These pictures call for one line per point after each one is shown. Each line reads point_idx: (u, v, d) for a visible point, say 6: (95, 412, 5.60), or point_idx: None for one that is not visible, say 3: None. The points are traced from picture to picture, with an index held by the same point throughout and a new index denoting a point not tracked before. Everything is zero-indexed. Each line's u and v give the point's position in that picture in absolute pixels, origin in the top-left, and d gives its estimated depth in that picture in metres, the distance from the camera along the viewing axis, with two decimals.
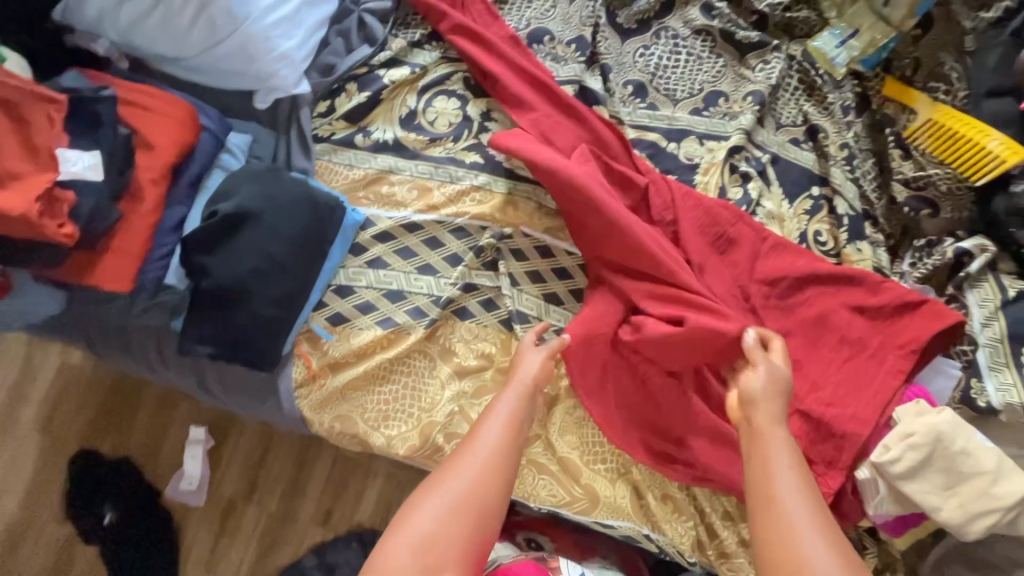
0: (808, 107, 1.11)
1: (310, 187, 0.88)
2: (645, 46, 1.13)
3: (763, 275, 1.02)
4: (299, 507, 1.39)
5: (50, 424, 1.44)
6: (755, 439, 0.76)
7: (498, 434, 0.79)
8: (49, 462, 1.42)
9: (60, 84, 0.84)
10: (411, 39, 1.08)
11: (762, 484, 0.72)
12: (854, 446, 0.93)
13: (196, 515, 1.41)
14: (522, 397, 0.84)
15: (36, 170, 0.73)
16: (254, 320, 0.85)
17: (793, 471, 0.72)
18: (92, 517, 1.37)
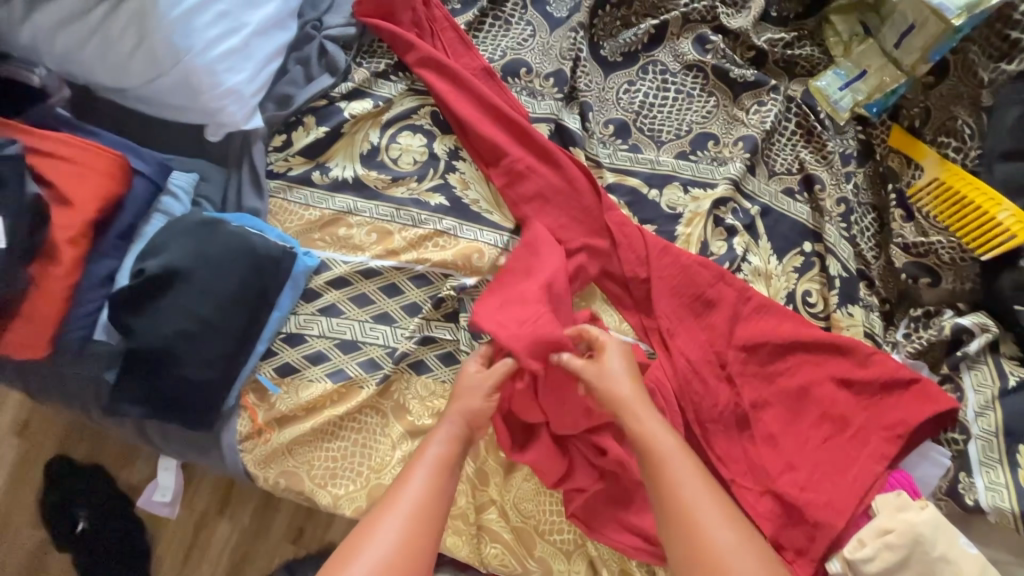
0: (805, 154, 1.02)
1: (250, 239, 0.82)
2: (631, 82, 1.04)
3: (741, 341, 0.95)
4: (271, 525, 1.36)
5: (28, 428, 1.40)
6: (650, 461, 0.78)
7: (424, 488, 0.77)
8: (25, 467, 1.39)
9: None
10: (376, 69, 1.01)
11: (678, 517, 0.75)
12: (828, 538, 0.86)
13: (168, 528, 1.38)
14: (451, 441, 0.81)
15: None
16: (185, 384, 0.80)
17: (701, 489, 0.76)
18: (66, 523, 1.35)
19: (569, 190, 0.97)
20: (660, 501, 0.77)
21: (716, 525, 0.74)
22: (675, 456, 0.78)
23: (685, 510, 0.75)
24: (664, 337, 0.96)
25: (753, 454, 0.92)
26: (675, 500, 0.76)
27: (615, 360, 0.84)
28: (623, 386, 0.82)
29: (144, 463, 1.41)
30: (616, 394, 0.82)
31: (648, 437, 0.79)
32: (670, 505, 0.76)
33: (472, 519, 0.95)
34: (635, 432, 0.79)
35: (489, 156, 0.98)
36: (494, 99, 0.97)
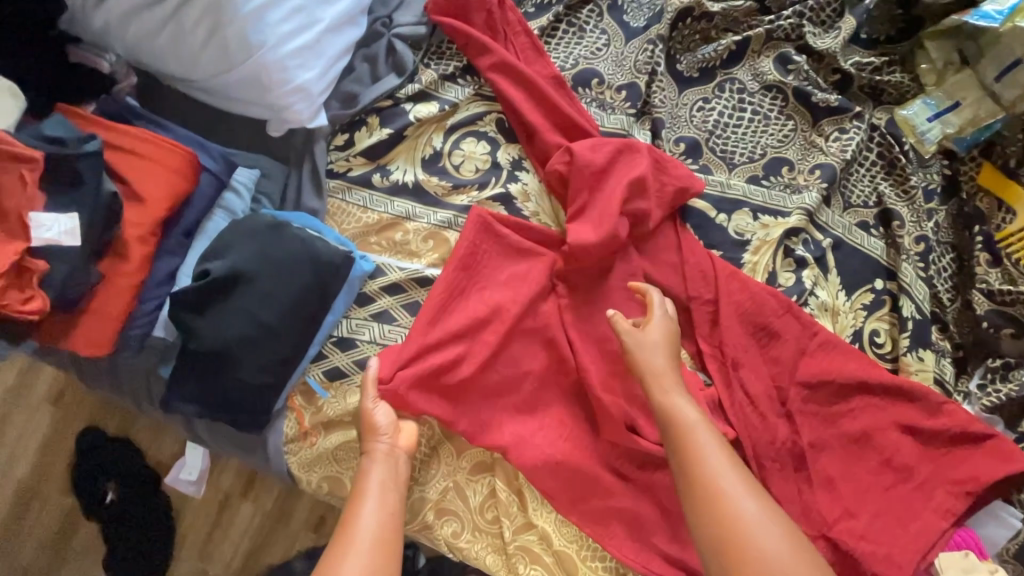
0: (884, 186, 0.97)
1: (314, 244, 0.79)
2: (706, 99, 0.99)
3: (806, 378, 0.91)
4: (292, 512, 1.35)
5: (62, 397, 1.40)
6: (675, 434, 0.78)
7: (373, 525, 0.78)
8: (59, 434, 1.39)
9: (41, 130, 0.73)
10: (444, 72, 0.98)
11: (699, 482, 0.74)
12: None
13: (193, 506, 1.37)
14: (385, 468, 0.83)
15: (7, 238, 0.66)
16: (242, 388, 0.79)
17: (722, 456, 0.75)
18: (93, 494, 1.34)
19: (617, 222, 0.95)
20: (682, 472, 0.76)
21: (736, 494, 0.72)
22: (697, 428, 0.77)
23: (707, 481, 0.73)
24: (726, 365, 0.92)
25: (809, 499, 0.88)
26: (696, 470, 0.74)
27: (657, 326, 0.84)
28: (660, 364, 0.82)
29: (173, 440, 1.40)
30: (648, 359, 0.82)
31: (673, 408, 0.79)
32: (692, 472, 0.75)
33: (510, 538, 0.92)
34: (660, 400, 0.80)
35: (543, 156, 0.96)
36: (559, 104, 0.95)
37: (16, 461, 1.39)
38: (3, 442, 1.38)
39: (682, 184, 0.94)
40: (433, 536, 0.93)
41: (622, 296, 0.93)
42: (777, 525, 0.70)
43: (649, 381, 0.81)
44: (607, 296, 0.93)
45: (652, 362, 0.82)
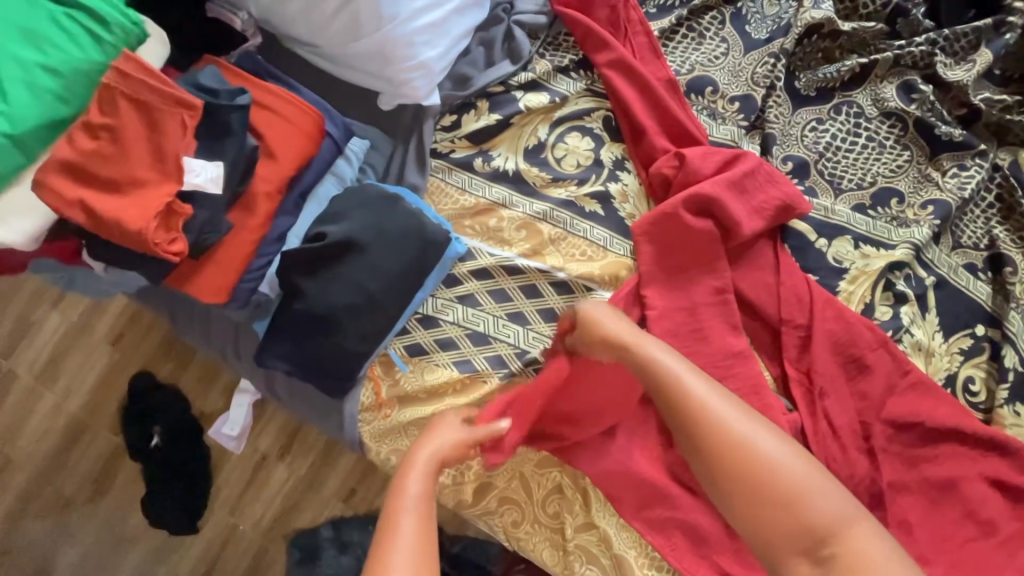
0: (999, 230, 0.94)
1: (424, 220, 0.81)
2: (820, 120, 0.97)
3: (893, 417, 0.88)
4: (325, 480, 1.34)
5: (121, 338, 1.39)
6: (648, 373, 0.74)
7: (411, 545, 0.64)
8: (113, 375, 1.38)
9: (197, 80, 0.75)
10: (559, 63, 0.98)
11: (682, 414, 0.70)
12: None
13: (231, 461, 1.36)
14: (428, 478, 0.73)
15: (159, 180, 0.70)
16: (341, 353, 0.81)
17: (694, 377, 0.71)
18: (140, 436, 1.34)
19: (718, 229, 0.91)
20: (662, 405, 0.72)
21: (725, 413, 0.68)
22: (667, 360, 0.73)
23: (684, 409, 0.69)
24: (812, 393, 0.89)
25: None
26: (681, 406, 0.69)
27: (601, 313, 0.80)
28: (618, 328, 0.78)
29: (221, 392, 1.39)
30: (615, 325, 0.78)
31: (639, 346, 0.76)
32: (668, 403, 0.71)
33: (569, 536, 0.91)
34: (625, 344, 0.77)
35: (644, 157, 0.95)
36: (671, 108, 0.94)
37: (71, 396, 1.38)
38: (60, 372, 1.38)
39: (787, 199, 0.92)
40: (493, 522, 0.94)
41: (711, 310, 0.91)
42: (761, 431, 0.67)
43: (611, 343, 0.77)
44: (698, 309, 0.91)
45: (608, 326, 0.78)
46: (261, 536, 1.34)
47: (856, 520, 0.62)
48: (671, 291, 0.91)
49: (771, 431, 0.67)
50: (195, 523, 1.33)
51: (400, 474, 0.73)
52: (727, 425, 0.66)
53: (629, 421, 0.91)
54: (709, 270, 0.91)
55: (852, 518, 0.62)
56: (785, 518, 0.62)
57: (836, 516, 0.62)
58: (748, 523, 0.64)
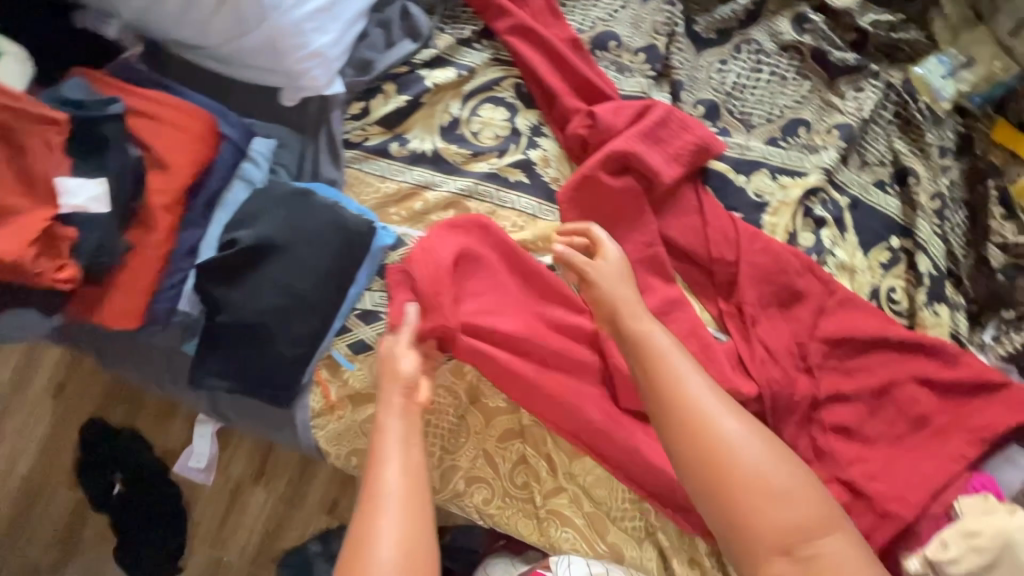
0: (900, 144, 0.99)
1: (341, 211, 0.80)
2: (723, 61, 0.99)
3: (826, 335, 0.92)
4: (306, 495, 1.29)
5: (64, 390, 1.32)
6: (647, 363, 0.70)
7: (397, 538, 0.61)
8: (62, 429, 1.31)
9: (62, 95, 0.73)
10: (460, 36, 0.96)
11: (673, 410, 0.66)
12: (891, 525, 0.83)
13: (204, 494, 1.30)
14: (406, 461, 0.68)
15: (33, 205, 0.66)
16: (278, 359, 0.79)
17: (694, 374, 0.68)
18: (102, 486, 1.27)
19: (641, 180, 0.93)
20: (653, 398, 0.68)
21: (719, 413, 0.64)
22: (667, 350, 0.70)
23: (682, 408, 0.65)
24: (744, 324, 0.92)
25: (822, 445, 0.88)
26: (672, 400, 0.66)
27: (616, 262, 0.82)
28: (625, 292, 0.78)
29: (182, 428, 1.33)
30: (617, 291, 0.78)
31: (643, 334, 0.72)
32: (666, 395, 0.66)
33: (540, 503, 0.92)
34: (633, 328, 0.74)
35: (561, 119, 0.95)
36: (578, 68, 0.94)
37: (19, 457, 1.31)
38: (3, 436, 1.31)
39: (701, 142, 0.93)
40: (464, 503, 0.93)
41: (644, 262, 0.92)
42: (760, 439, 0.64)
43: (614, 310, 0.77)
44: (633, 260, 0.92)
45: (618, 292, 0.79)
46: (249, 563, 1.29)
47: (841, 530, 0.61)
48: None
49: (768, 438, 0.64)
50: (174, 564, 1.27)
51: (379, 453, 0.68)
52: (717, 425, 0.63)
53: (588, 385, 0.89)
54: (636, 222, 0.93)
55: (840, 528, 0.61)
56: (782, 520, 0.60)
57: (827, 526, 0.60)
58: (737, 526, 0.60)
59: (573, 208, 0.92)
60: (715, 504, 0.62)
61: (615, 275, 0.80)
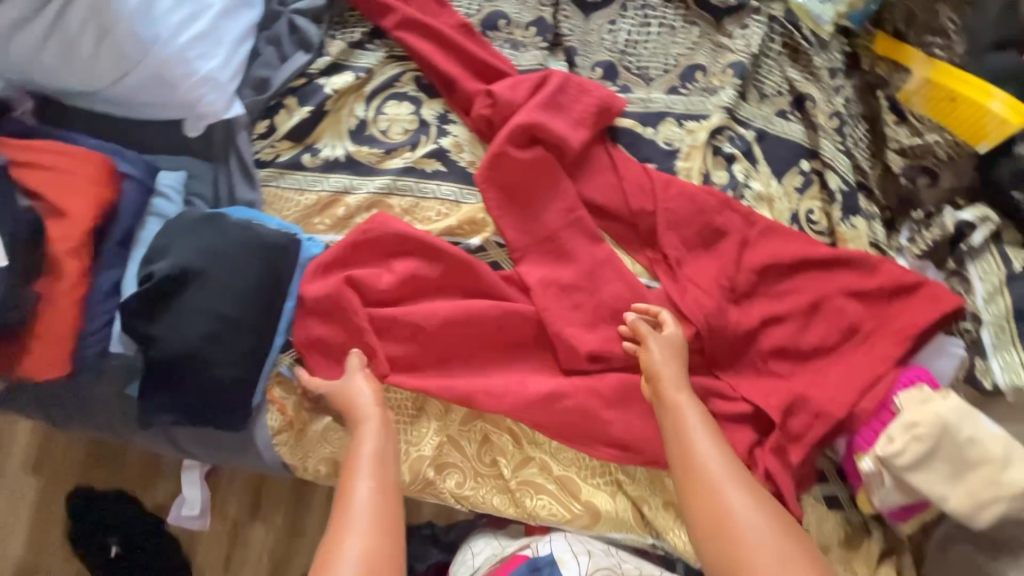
0: (793, 73, 1.02)
1: (257, 228, 0.81)
2: (612, 21, 1.02)
3: (753, 264, 0.95)
4: (305, 522, 1.28)
5: (43, 463, 1.31)
6: (675, 429, 0.84)
7: (363, 544, 0.72)
8: (48, 502, 1.30)
9: None
10: (351, 40, 0.98)
11: (692, 478, 0.80)
12: (828, 425, 0.90)
13: (205, 539, 1.29)
14: (375, 478, 0.79)
15: None
16: (217, 385, 0.79)
17: (710, 448, 0.82)
18: (98, 552, 1.25)
19: (553, 148, 0.95)
20: (677, 465, 0.82)
21: (730, 487, 0.78)
22: (693, 427, 0.83)
23: (697, 476, 0.80)
24: (671, 268, 0.96)
25: (761, 366, 0.95)
26: (688, 468, 0.81)
27: (675, 343, 0.89)
28: (677, 365, 0.88)
29: (169, 479, 1.31)
30: (667, 364, 0.87)
31: (678, 409, 0.85)
32: (688, 466, 0.81)
33: (512, 475, 0.95)
34: (671, 399, 0.86)
35: (464, 103, 0.97)
36: (472, 51, 0.96)
37: (9, 538, 1.29)
38: None
39: (602, 102, 0.96)
40: (438, 491, 0.95)
41: (569, 227, 0.95)
42: (763, 514, 0.76)
43: (655, 376, 0.87)
44: (557, 227, 0.95)
45: (664, 371, 0.87)
46: None
47: None
48: (525, 220, 0.95)
49: (771, 513, 0.76)
50: None
51: (348, 471, 0.80)
52: (722, 495, 0.77)
53: (528, 349, 0.95)
54: (554, 191, 0.95)
55: None
56: None
57: None
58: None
59: (493, 187, 0.94)
60: (713, 561, 0.75)
61: (672, 349, 0.88)
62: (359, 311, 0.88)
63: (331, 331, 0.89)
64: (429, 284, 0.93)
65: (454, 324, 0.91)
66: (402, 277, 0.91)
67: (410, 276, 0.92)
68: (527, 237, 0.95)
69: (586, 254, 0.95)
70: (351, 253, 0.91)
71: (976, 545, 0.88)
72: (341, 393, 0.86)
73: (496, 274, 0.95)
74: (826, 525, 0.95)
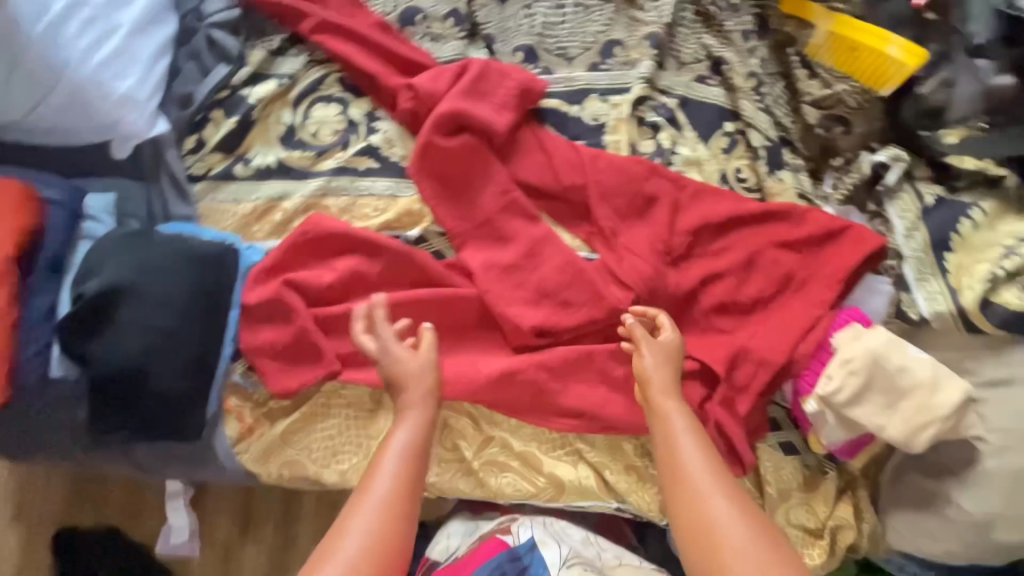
0: (708, 39, 1.06)
1: (187, 241, 0.84)
2: (528, 6, 1.05)
3: (686, 227, 0.98)
4: (296, 535, 1.28)
5: (21, 511, 1.28)
6: (661, 431, 0.86)
7: (374, 524, 0.77)
8: (31, 549, 1.27)
9: None
10: (271, 47, 0.99)
11: (675, 482, 0.83)
12: (771, 372, 0.93)
13: (196, 565, 1.29)
14: (401, 466, 0.81)
15: None
16: (162, 398, 0.82)
17: (694, 455, 0.83)
18: None
19: (480, 134, 0.97)
20: (664, 468, 0.85)
21: (712, 494, 0.80)
22: (679, 434, 0.85)
23: (680, 481, 0.82)
24: (608, 239, 0.98)
25: (703, 324, 0.97)
26: (672, 472, 0.83)
27: (670, 350, 0.90)
28: (671, 371, 0.90)
29: (154, 510, 1.30)
30: (659, 370, 0.89)
31: (666, 416, 0.86)
32: (673, 473, 0.83)
33: (476, 456, 0.97)
34: (658, 405, 0.88)
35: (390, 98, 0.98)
36: (392, 47, 0.98)
37: None
38: None
39: (523, 85, 0.98)
40: None
41: (504, 210, 0.97)
42: (743, 522, 0.78)
43: (645, 380, 0.89)
44: (492, 210, 0.97)
45: (654, 378, 0.89)
46: None
47: None
48: (461, 207, 0.97)
49: (750, 521, 0.78)
50: None
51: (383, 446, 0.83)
52: (704, 501, 0.80)
53: (476, 332, 0.97)
54: (485, 176, 0.97)
55: None
56: None
57: None
58: None
59: (426, 178, 0.96)
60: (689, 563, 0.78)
61: (667, 354, 0.90)
62: (304, 313, 0.90)
63: (276, 334, 0.90)
64: (372, 280, 0.94)
65: (398, 315, 0.93)
66: (344, 275, 0.93)
67: (353, 273, 0.93)
68: (463, 223, 0.97)
69: (524, 233, 0.97)
70: (291, 255, 0.92)
71: (924, 472, 0.91)
72: (398, 363, 0.87)
73: (437, 262, 0.96)
74: (783, 470, 0.99)
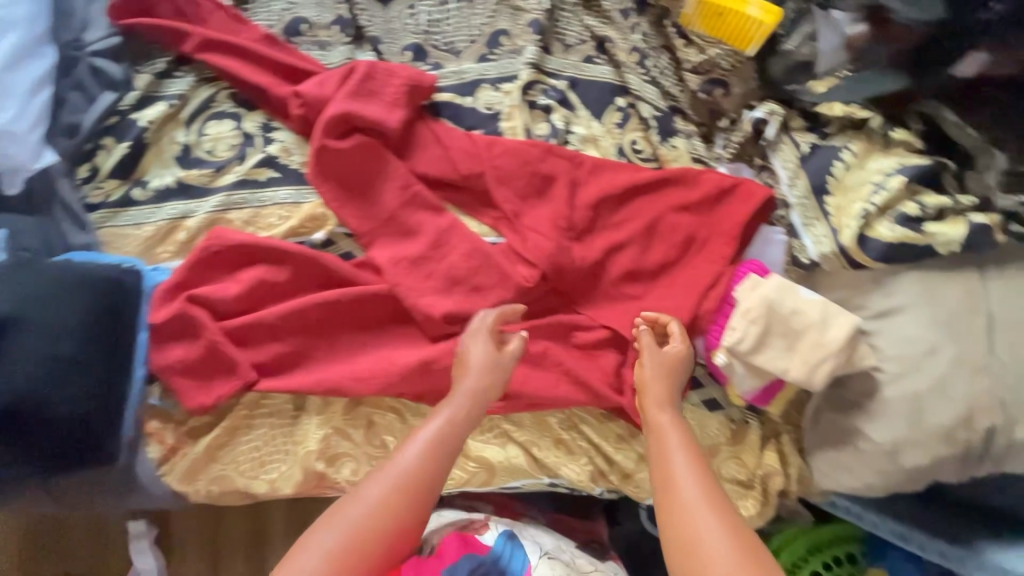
0: (590, 20, 1.09)
1: (79, 267, 0.84)
2: (411, 6, 1.07)
3: (586, 201, 1.00)
4: (265, 560, 1.28)
5: None
6: (655, 435, 0.86)
7: (379, 498, 0.78)
8: None
9: None
10: (156, 70, 1.01)
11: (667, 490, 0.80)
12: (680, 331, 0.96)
13: None
14: (422, 456, 0.81)
15: None
16: (65, 425, 0.81)
17: (689, 465, 0.81)
18: None
19: (375, 134, 0.99)
20: (656, 473, 0.83)
21: (704, 507, 0.76)
22: (674, 446, 0.83)
23: (672, 487, 0.79)
24: (512, 220, 1.00)
25: (613, 292, 0.99)
26: (662, 478, 0.81)
27: (676, 361, 0.91)
28: (674, 380, 0.91)
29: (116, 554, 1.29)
30: (654, 381, 0.90)
31: (659, 428, 0.86)
32: (665, 483, 0.80)
33: None
34: (653, 417, 0.87)
35: (281, 107, 1.00)
36: (276, 58, 0.99)
37: None
38: None
39: (412, 81, 1.00)
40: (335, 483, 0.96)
41: (406, 204, 0.99)
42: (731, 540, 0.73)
43: (643, 387, 0.90)
44: (395, 206, 0.99)
45: (651, 390, 0.89)
46: None
47: None
48: (364, 206, 0.98)
49: (739, 540, 0.73)
50: None
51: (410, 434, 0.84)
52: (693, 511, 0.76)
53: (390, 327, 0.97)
54: (384, 173, 0.99)
55: None
56: None
57: None
58: None
59: (326, 181, 0.98)
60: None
61: (667, 363, 0.91)
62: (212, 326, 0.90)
63: (187, 351, 0.90)
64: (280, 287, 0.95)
65: (309, 318, 0.94)
66: (250, 285, 0.93)
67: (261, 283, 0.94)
68: (369, 223, 0.98)
69: (428, 225, 0.99)
70: (197, 271, 0.93)
71: (836, 410, 0.93)
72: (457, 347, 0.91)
73: (345, 263, 0.97)
74: (708, 426, 1.01)
